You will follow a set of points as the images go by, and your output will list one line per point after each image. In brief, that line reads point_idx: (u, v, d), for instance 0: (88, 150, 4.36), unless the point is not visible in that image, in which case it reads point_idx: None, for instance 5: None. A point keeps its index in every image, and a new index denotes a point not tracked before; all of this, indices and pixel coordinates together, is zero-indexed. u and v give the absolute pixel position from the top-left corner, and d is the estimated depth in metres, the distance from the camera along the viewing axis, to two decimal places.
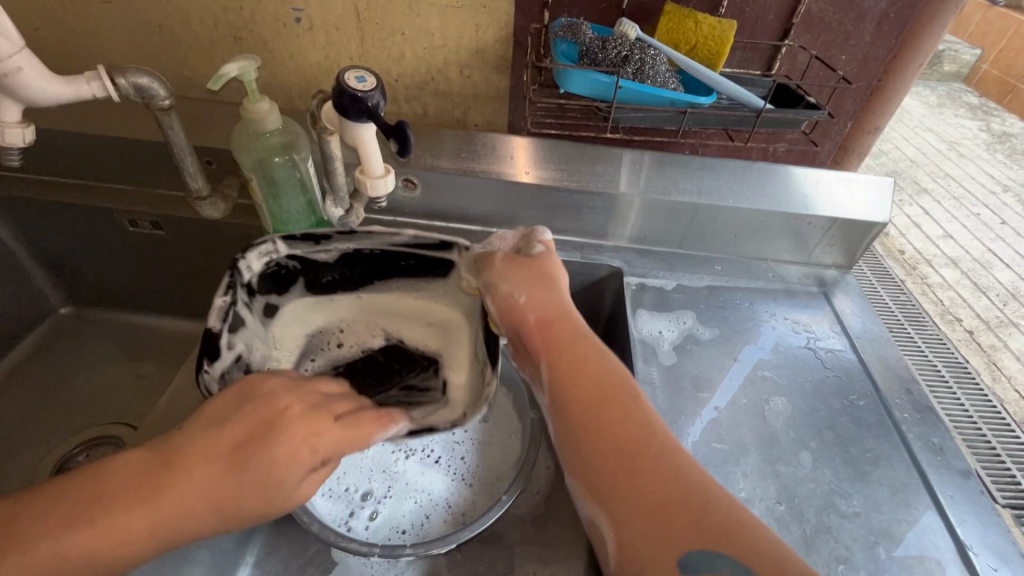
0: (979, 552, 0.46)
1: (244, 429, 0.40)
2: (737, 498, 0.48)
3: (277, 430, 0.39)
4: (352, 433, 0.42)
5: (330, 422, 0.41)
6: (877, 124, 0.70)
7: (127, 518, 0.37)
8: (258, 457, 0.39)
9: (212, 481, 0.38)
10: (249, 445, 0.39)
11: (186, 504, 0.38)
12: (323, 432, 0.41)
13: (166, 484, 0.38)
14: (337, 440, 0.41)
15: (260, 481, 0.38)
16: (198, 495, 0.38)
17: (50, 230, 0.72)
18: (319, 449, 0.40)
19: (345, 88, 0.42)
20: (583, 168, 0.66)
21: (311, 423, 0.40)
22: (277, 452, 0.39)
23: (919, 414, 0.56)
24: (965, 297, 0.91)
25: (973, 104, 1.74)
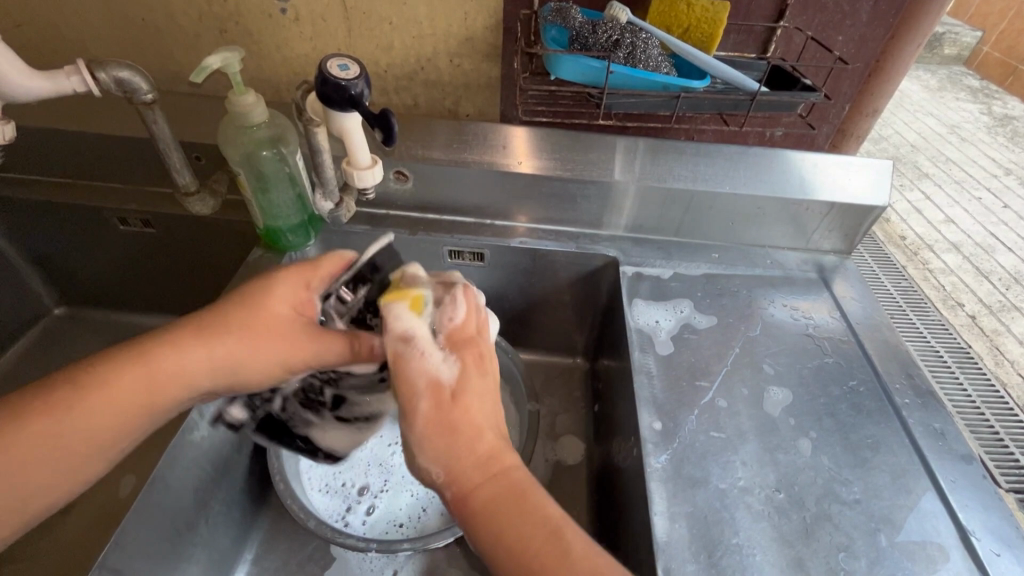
0: (981, 538, 0.45)
1: (188, 325, 0.44)
2: (736, 487, 0.47)
3: (224, 315, 0.45)
4: (303, 336, 0.47)
5: (284, 318, 0.46)
6: (875, 106, 0.69)
7: (55, 423, 0.38)
8: (195, 350, 0.43)
9: (149, 373, 0.41)
10: (192, 335, 0.43)
11: (119, 402, 0.40)
12: (263, 332, 0.45)
13: (98, 380, 0.40)
14: (276, 335, 0.46)
15: (189, 375, 0.43)
16: (137, 388, 0.41)
17: (41, 231, 0.71)
18: (247, 347, 0.44)
19: (327, 77, 0.41)
20: (576, 156, 0.66)
21: (250, 311, 0.45)
22: (223, 344, 0.44)
23: (920, 400, 0.55)
24: (967, 283, 0.90)
25: (974, 87, 1.71)
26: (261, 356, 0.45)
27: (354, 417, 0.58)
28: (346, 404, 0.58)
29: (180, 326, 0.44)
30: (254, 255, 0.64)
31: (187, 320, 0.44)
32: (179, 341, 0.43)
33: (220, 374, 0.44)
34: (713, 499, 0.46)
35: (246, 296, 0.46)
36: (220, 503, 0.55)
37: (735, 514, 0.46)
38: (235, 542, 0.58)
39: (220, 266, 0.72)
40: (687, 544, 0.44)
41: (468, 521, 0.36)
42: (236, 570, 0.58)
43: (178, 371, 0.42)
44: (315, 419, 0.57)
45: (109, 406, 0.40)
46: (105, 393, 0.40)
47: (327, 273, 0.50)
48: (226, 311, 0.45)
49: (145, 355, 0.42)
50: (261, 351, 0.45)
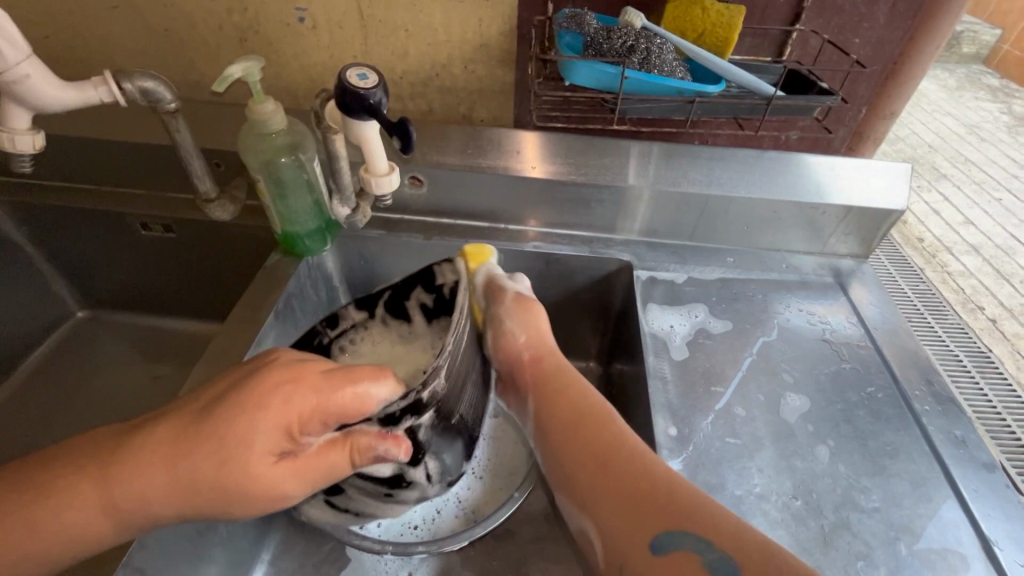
0: (1005, 548, 0.44)
1: (168, 441, 0.37)
2: (752, 494, 0.47)
3: (196, 450, 0.37)
4: (283, 480, 0.39)
5: (265, 465, 0.38)
6: (892, 109, 0.68)
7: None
8: (158, 481, 0.36)
9: (110, 504, 0.36)
10: (160, 464, 0.37)
11: (65, 523, 0.36)
12: (235, 477, 0.37)
13: (58, 495, 0.36)
14: (252, 480, 0.38)
15: (152, 510, 0.37)
16: (87, 514, 0.36)
17: (66, 236, 0.73)
18: (230, 489, 0.37)
19: (346, 86, 0.41)
20: (590, 161, 0.66)
21: (227, 449, 0.37)
22: (188, 486, 0.36)
23: (941, 407, 0.55)
24: (987, 286, 0.89)
25: (993, 86, 1.68)
26: (225, 499, 0.37)
27: (345, 508, 0.53)
28: (343, 496, 0.52)
29: (156, 443, 0.37)
30: (272, 261, 0.64)
31: (156, 448, 0.37)
32: (147, 466, 0.37)
33: (176, 514, 0.38)
34: (729, 506, 0.46)
35: (228, 426, 0.37)
36: None
37: (751, 521, 0.45)
38: (253, 543, 0.59)
39: (238, 271, 0.73)
40: None
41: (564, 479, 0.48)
42: (254, 570, 0.58)
43: (135, 505, 0.36)
44: (305, 494, 0.52)
45: (59, 524, 0.36)
46: (54, 517, 0.36)
47: (335, 410, 0.38)
48: (204, 440, 0.37)
49: (106, 481, 0.36)
50: (237, 498, 0.38)
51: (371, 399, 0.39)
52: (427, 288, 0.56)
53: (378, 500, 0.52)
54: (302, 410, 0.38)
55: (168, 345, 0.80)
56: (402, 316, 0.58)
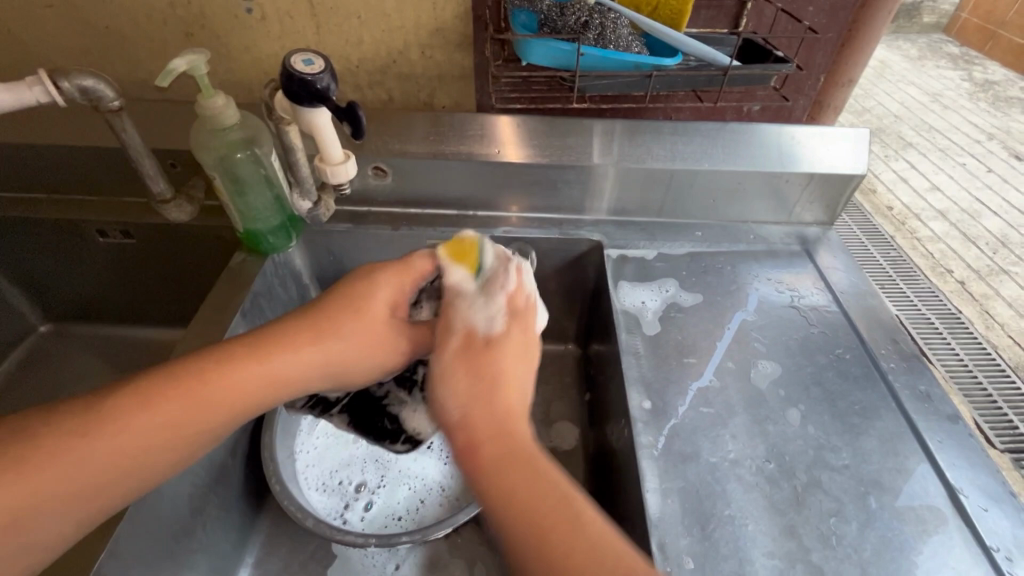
0: (969, 494, 0.46)
1: (305, 318, 0.45)
2: (726, 460, 0.48)
3: (335, 322, 0.45)
4: (397, 339, 0.47)
5: (385, 320, 0.47)
6: (850, 76, 0.69)
7: (163, 413, 0.38)
8: (308, 344, 0.44)
9: (268, 372, 0.42)
10: (308, 338, 0.44)
11: (234, 394, 0.41)
12: (365, 329, 0.46)
13: (214, 371, 0.40)
14: (381, 336, 0.47)
15: (301, 376, 0.44)
16: (248, 384, 0.41)
17: (18, 247, 0.70)
18: (364, 349, 0.46)
19: (292, 73, 0.40)
20: (554, 141, 0.65)
21: (352, 313, 0.46)
22: (333, 348, 0.45)
23: (905, 363, 0.56)
24: (955, 250, 0.91)
25: (954, 54, 1.72)
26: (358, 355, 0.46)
27: None
28: (432, 381, 0.54)
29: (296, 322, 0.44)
30: (236, 260, 0.63)
31: (301, 320, 0.45)
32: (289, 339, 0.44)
33: (318, 377, 0.45)
34: (704, 473, 0.47)
35: (350, 293, 0.47)
36: (217, 507, 0.56)
37: (726, 487, 0.46)
38: (236, 545, 0.58)
39: (203, 274, 0.72)
40: (680, 519, 0.44)
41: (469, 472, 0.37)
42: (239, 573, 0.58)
43: (288, 371, 0.43)
44: (404, 400, 0.56)
45: (221, 399, 0.40)
46: (221, 381, 0.40)
47: (419, 271, 0.49)
48: (335, 314, 0.45)
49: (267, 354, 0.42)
50: (363, 356, 0.46)
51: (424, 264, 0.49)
52: None
53: None
54: (400, 273, 0.49)
55: (139, 354, 0.78)
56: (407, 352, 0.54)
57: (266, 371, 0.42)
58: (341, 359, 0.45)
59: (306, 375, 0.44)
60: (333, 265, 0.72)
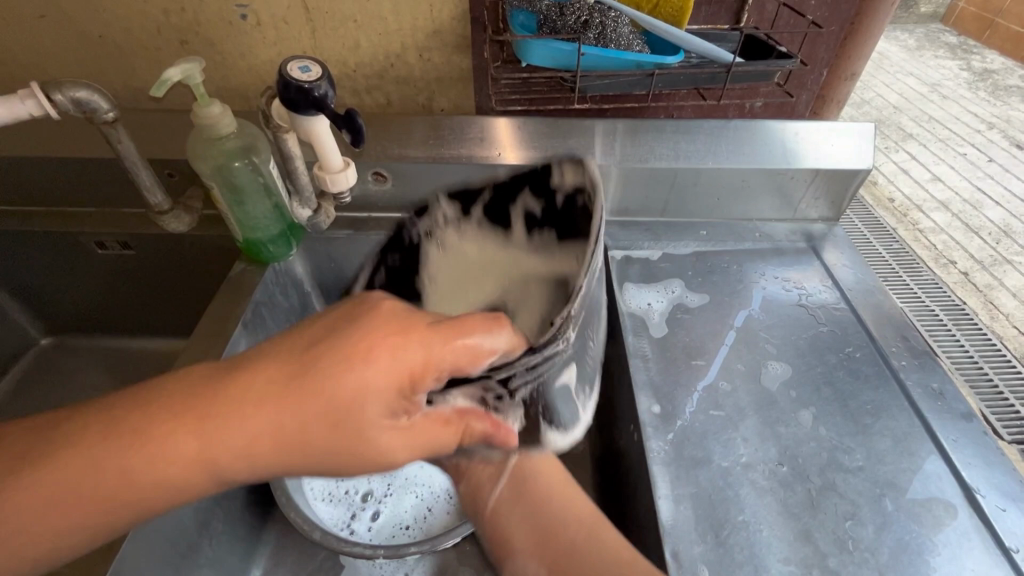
0: (986, 494, 0.45)
1: (272, 382, 0.32)
2: (738, 464, 0.47)
3: (298, 406, 0.31)
4: (386, 446, 0.34)
5: (365, 419, 0.32)
6: (853, 69, 0.68)
7: (80, 485, 0.31)
8: (260, 421, 0.31)
9: (205, 460, 0.32)
10: (268, 413, 0.31)
11: (162, 480, 0.32)
12: (341, 430, 0.32)
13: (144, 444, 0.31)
14: (351, 435, 0.33)
15: (244, 464, 0.32)
16: (177, 466, 0.31)
17: (16, 261, 0.70)
18: (336, 452, 0.33)
19: (288, 80, 0.39)
20: (556, 143, 0.64)
21: (328, 409, 0.32)
22: (290, 448, 0.32)
23: (916, 360, 0.55)
24: (957, 240, 0.90)
25: (952, 44, 1.71)
26: (317, 448, 0.32)
27: (456, 441, 0.44)
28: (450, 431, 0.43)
29: (263, 381, 0.32)
30: (237, 269, 0.62)
31: (255, 389, 0.32)
32: (247, 408, 0.32)
33: (268, 472, 0.33)
34: (716, 478, 0.46)
35: (335, 372, 0.32)
36: (223, 521, 0.55)
37: (739, 491, 0.45)
38: (243, 558, 0.58)
39: (203, 284, 0.71)
40: (693, 526, 0.43)
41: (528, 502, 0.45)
42: None
43: (229, 461, 0.32)
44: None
45: (133, 483, 0.31)
46: (147, 464, 0.31)
47: (450, 364, 0.33)
48: (305, 399, 0.31)
49: (207, 420, 0.31)
50: (330, 459, 0.33)
51: (488, 352, 0.34)
52: (538, 195, 0.47)
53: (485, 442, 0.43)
54: (415, 354, 0.33)
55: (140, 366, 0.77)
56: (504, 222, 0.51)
57: (203, 456, 0.31)
58: (297, 457, 0.33)
59: (248, 466, 0.33)
60: (334, 273, 0.71)
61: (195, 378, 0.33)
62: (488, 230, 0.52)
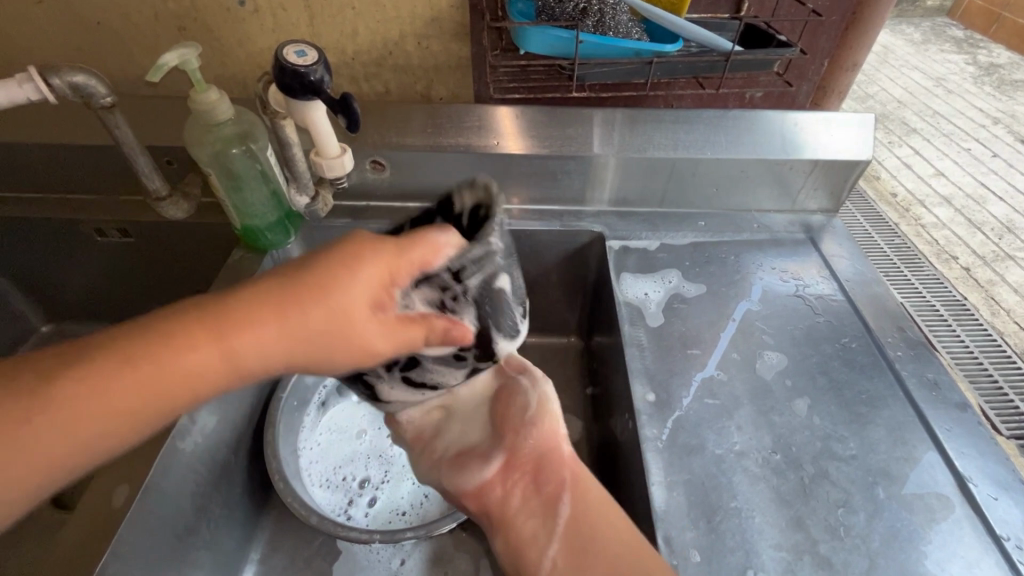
0: (979, 483, 0.45)
1: (265, 294, 0.34)
2: (732, 452, 0.47)
3: (297, 300, 0.33)
4: (376, 337, 0.35)
5: (357, 318, 0.34)
6: (855, 60, 0.67)
7: (104, 393, 0.31)
8: (266, 321, 0.33)
9: (219, 355, 0.33)
10: (265, 316, 0.33)
11: (181, 382, 0.32)
12: (341, 320, 0.34)
13: (156, 348, 0.32)
14: (346, 328, 0.34)
15: (257, 360, 0.33)
16: (194, 367, 0.32)
17: (16, 248, 0.70)
18: (339, 351, 0.35)
19: (284, 65, 0.39)
20: (554, 132, 0.64)
21: (326, 300, 0.34)
22: (298, 337, 0.34)
23: (913, 351, 0.55)
24: (960, 236, 0.90)
25: (958, 38, 1.69)
26: (319, 344, 0.34)
27: (425, 383, 0.42)
28: (420, 368, 0.40)
29: (259, 290, 0.34)
30: (235, 257, 0.62)
31: (254, 290, 0.34)
32: (248, 314, 0.33)
33: (282, 368, 0.34)
34: (710, 465, 0.46)
35: (325, 274, 0.34)
36: (221, 505, 0.56)
37: (732, 479, 0.46)
38: (241, 542, 0.59)
39: (202, 272, 0.72)
40: (686, 512, 0.44)
41: (571, 526, 0.43)
42: (244, 570, 0.59)
43: (242, 354, 0.33)
44: (380, 375, 0.41)
45: (148, 386, 0.32)
46: (165, 363, 0.32)
47: (418, 260, 0.36)
48: (302, 294, 0.34)
49: (213, 324, 0.32)
50: (332, 353, 0.35)
51: (446, 246, 0.36)
52: None
53: (451, 368, 0.41)
54: (389, 259, 0.35)
55: None
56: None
57: (217, 351, 0.33)
58: (303, 350, 0.34)
59: (263, 362, 0.34)
60: None
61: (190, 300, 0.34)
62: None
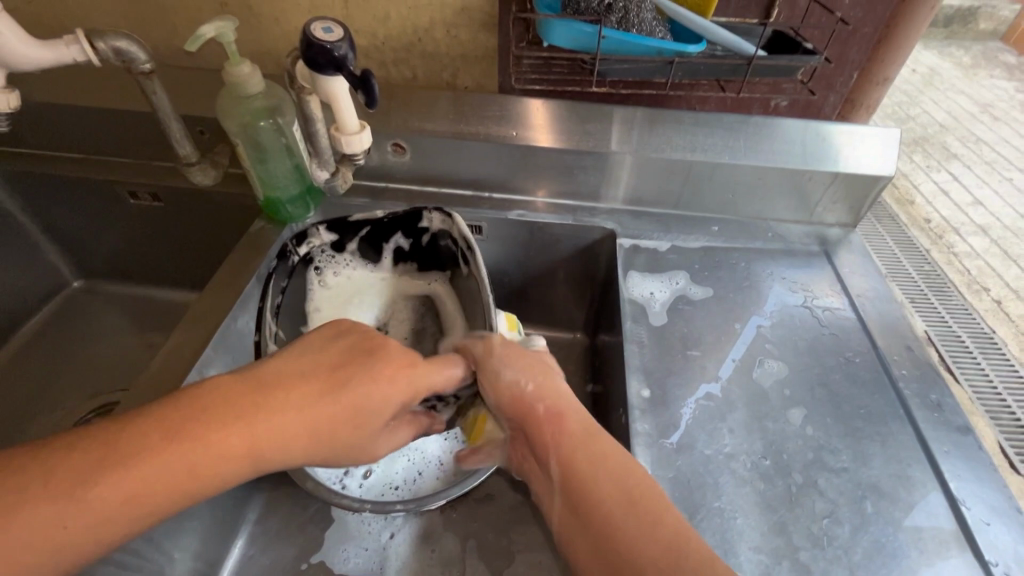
0: (971, 506, 0.44)
1: (303, 392, 0.40)
2: (721, 453, 0.47)
3: (335, 403, 0.40)
4: (383, 441, 0.44)
5: (376, 422, 0.42)
6: (885, 74, 0.66)
7: (147, 483, 0.35)
8: (300, 422, 0.39)
9: (259, 454, 0.38)
10: (304, 419, 0.39)
11: (221, 470, 0.37)
12: (367, 421, 0.42)
13: (205, 444, 0.36)
14: (364, 436, 0.42)
15: (292, 454, 0.39)
16: (233, 462, 0.37)
17: (56, 204, 0.74)
18: (361, 446, 0.43)
19: (311, 40, 0.40)
20: (575, 127, 0.65)
21: (360, 413, 0.41)
22: (329, 442, 0.40)
23: (918, 371, 0.54)
24: (995, 267, 0.88)
25: (1010, 64, 1.63)
26: (341, 441, 0.41)
27: None
28: None
29: (297, 391, 0.40)
30: (256, 227, 0.65)
31: (290, 390, 0.40)
32: (282, 414, 0.39)
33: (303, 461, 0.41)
34: (697, 464, 0.47)
35: (355, 386, 0.41)
36: None
37: (718, 479, 0.46)
38: (240, 500, 0.62)
39: (224, 242, 0.75)
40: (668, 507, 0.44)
41: (574, 487, 0.40)
42: (242, 526, 0.62)
43: (279, 451, 0.39)
44: None
45: (186, 475, 0.36)
46: (212, 458, 0.36)
47: (435, 379, 0.46)
48: (339, 401, 0.40)
49: (258, 423, 0.38)
50: (350, 447, 0.42)
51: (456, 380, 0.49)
52: (408, 235, 0.62)
53: None
54: (409, 371, 0.44)
55: (161, 314, 0.81)
56: (375, 255, 0.64)
57: (260, 447, 0.38)
58: (326, 445, 0.41)
59: (292, 459, 0.40)
60: None
61: (227, 393, 0.38)
62: (360, 263, 0.64)
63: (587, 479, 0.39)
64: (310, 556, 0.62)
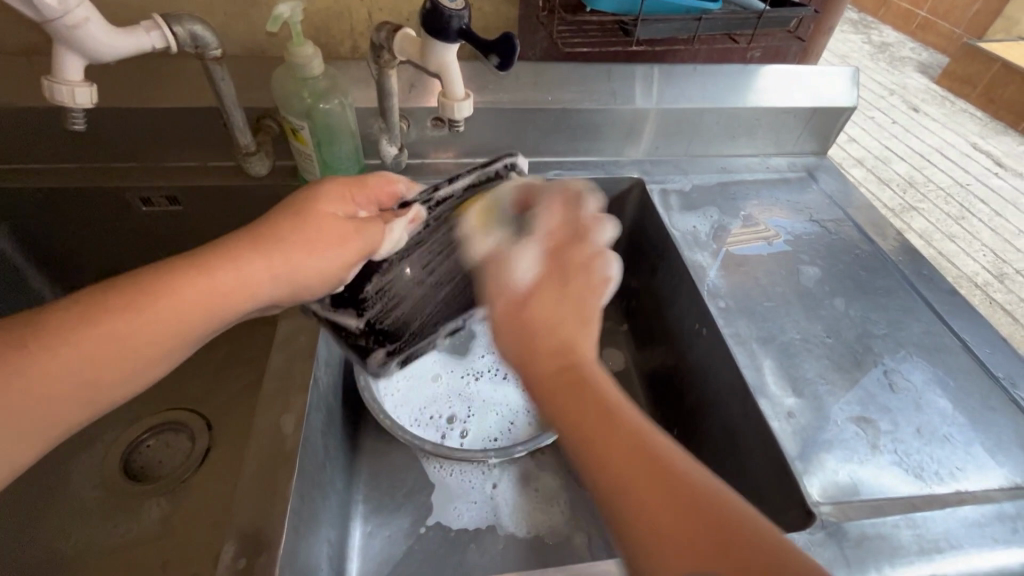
0: (976, 341, 0.59)
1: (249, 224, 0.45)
2: (797, 338, 0.57)
3: (292, 219, 0.46)
4: (332, 260, 0.46)
5: (336, 219, 0.47)
6: (831, 24, 0.79)
7: (224, 281, 0.42)
8: (252, 266, 0.43)
9: (282, 257, 0.44)
10: (319, 217, 0.46)
11: (264, 282, 0.44)
12: (314, 237, 0.45)
13: (261, 251, 0.44)
14: (310, 255, 0.45)
15: (242, 288, 0.43)
16: (295, 261, 0.44)
17: (53, 224, 0.67)
18: (315, 260, 0.45)
19: (438, 6, 0.43)
20: (601, 86, 0.72)
21: (328, 216, 0.47)
22: (271, 261, 0.44)
23: (909, 255, 0.68)
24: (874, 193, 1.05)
25: (853, 18, 1.92)
26: (286, 267, 0.44)
27: None
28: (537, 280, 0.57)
29: (319, 208, 0.47)
30: None
31: (288, 211, 0.46)
32: (297, 227, 0.45)
33: (258, 294, 0.44)
34: (784, 349, 0.56)
35: (327, 197, 0.48)
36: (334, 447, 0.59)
37: (803, 358, 0.56)
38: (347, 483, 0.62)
39: None
40: (777, 385, 0.53)
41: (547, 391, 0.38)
42: (353, 507, 0.63)
43: (228, 285, 0.43)
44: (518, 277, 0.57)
45: (255, 285, 0.43)
46: (274, 258, 0.44)
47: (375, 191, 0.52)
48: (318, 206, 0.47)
49: (285, 239, 0.44)
50: (309, 257, 0.45)
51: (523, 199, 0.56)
52: None
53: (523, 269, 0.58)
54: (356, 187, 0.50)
55: None
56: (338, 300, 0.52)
57: (273, 252, 0.44)
58: (275, 268, 0.44)
59: (246, 280, 0.43)
60: None
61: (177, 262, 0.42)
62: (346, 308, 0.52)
63: (605, 456, 0.33)
64: (426, 519, 0.63)
